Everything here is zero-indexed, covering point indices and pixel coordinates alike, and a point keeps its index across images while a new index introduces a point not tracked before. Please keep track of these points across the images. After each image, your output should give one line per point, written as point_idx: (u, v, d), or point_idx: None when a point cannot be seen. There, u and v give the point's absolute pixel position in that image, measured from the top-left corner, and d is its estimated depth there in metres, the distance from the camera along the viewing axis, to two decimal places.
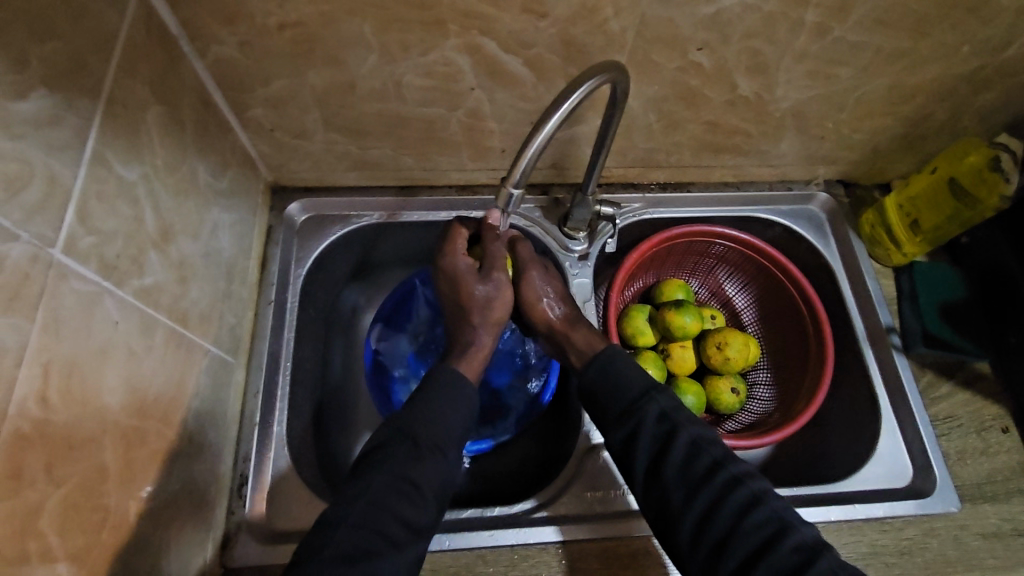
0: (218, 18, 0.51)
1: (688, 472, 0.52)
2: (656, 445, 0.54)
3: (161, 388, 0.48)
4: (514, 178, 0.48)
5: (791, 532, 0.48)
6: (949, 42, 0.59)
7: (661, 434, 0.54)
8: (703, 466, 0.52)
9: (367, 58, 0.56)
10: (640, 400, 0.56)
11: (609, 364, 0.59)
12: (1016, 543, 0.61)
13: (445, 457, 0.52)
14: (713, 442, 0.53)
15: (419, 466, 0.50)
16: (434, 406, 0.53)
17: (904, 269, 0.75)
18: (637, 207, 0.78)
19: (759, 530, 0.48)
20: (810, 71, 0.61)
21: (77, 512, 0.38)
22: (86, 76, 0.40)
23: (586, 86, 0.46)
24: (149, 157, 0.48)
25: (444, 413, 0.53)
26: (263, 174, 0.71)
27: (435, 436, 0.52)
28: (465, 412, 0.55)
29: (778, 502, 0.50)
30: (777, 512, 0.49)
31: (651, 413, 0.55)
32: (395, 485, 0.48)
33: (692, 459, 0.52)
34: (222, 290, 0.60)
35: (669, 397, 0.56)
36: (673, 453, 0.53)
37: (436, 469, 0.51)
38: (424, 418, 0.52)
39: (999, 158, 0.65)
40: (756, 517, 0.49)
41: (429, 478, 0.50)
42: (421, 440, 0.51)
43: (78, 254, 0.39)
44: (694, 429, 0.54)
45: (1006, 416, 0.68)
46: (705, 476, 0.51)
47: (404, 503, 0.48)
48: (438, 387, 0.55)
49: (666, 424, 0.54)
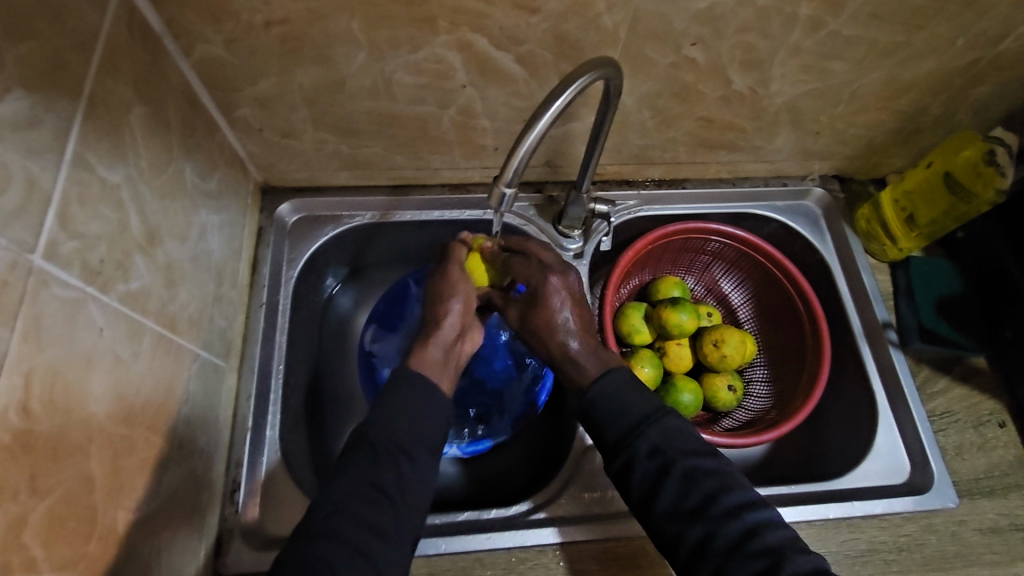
0: (203, 16, 0.50)
1: (681, 506, 0.49)
2: (649, 478, 0.50)
3: (149, 395, 0.47)
4: (506, 177, 0.47)
5: (789, 565, 0.44)
6: (944, 35, 0.58)
7: (654, 469, 0.50)
8: (696, 500, 0.49)
9: (356, 56, 0.55)
10: (630, 434, 0.52)
11: (602, 392, 0.54)
12: (1013, 538, 0.61)
13: (408, 459, 0.48)
14: (707, 472, 0.50)
15: (379, 470, 0.47)
16: (391, 406, 0.50)
17: (900, 264, 0.75)
18: (632, 204, 0.77)
19: (753, 566, 0.45)
20: (804, 65, 0.60)
21: (62, 524, 0.37)
22: (65, 76, 0.39)
23: (578, 83, 0.45)
24: (133, 159, 0.46)
25: (405, 413, 0.50)
26: (252, 174, 0.70)
27: (394, 436, 0.49)
28: (432, 410, 0.51)
29: (775, 534, 0.47)
30: (775, 546, 0.46)
31: (643, 446, 0.51)
32: (360, 491, 0.46)
33: (685, 494, 0.49)
34: (211, 293, 0.59)
35: (660, 428, 0.52)
36: (665, 488, 0.49)
37: (396, 470, 0.48)
38: (381, 419, 0.50)
39: (995, 151, 0.65)
40: (751, 552, 0.46)
41: (390, 480, 0.47)
42: (376, 441, 0.48)
43: (59, 259, 0.38)
44: (688, 460, 0.50)
45: (1003, 411, 0.68)
46: (699, 511, 0.48)
47: (369, 508, 0.46)
48: (395, 387, 0.52)
49: (658, 458, 0.51)
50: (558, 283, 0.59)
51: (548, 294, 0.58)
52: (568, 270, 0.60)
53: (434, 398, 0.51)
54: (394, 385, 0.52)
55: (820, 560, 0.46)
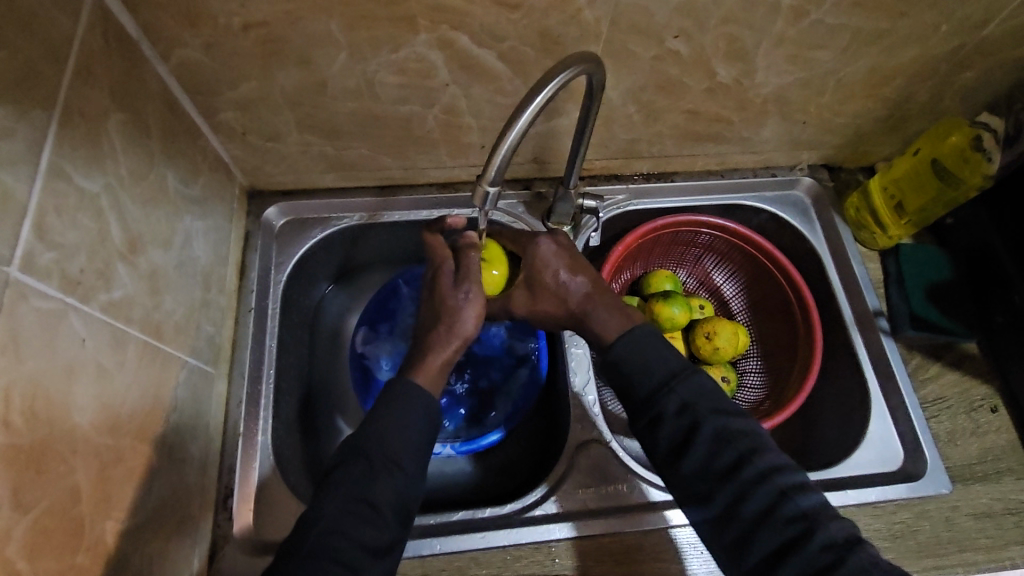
0: (179, 20, 0.50)
1: (711, 466, 0.49)
2: (678, 437, 0.50)
3: (135, 404, 0.47)
4: (489, 176, 0.47)
5: (821, 531, 0.45)
6: (927, 21, 0.58)
7: (684, 429, 0.50)
8: (727, 460, 0.48)
9: (337, 58, 0.55)
10: (661, 391, 0.51)
11: (630, 347, 0.54)
12: (1007, 521, 0.61)
13: (402, 471, 0.48)
14: (738, 432, 0.49)
15: (372, 485, 0.46)
16: (385, 416, 0.49)
17: (890, 252, 0.75)
18: (621, 198, 0.77)
19: (784, 530, 0.45)
20: (789, 55, 0.60)
21: (47, 538, 0.37)
22: (37, 86, 0.38)
23: (559, 79, 0.45)
24: (111, 167, 0.46)
25: (399, 425, 0.49)
26: (238, 179, 0.70)
27: (388, 449, 0.48)
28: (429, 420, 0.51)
29: (808, 498, 0.47)
30: (806, 507, 0.46)
31: (672, 405, 0.51)
32: (350, 506, 0.45)
33: (717, 452, 0.49)
34: (198, 299, 0.59)
35: (690, 386, 0.51)
36: (696, 448, 0.49)
37: (391, 485, 0.47)
38: (372, 427, 0.49)
39: (981, 137, 0.65)
40: (783, 515, 0.46)
41: (384, 497, 0.46)
42: (372, 456, 0.47)
43: (37, 271, 0.37)
44: (719, 420, 0.50)
45: (995, 396, 0.68)
46: (730, 471, 0.48)
47: (360, 524, 0.45)
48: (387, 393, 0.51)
49: (688, 416, 0.50)
50: (547, 241, 0.60)
51: (540, 255, 0.59)
52: (556, 233, 0.61)
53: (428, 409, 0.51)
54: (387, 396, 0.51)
55: (851, 527, 0.46)
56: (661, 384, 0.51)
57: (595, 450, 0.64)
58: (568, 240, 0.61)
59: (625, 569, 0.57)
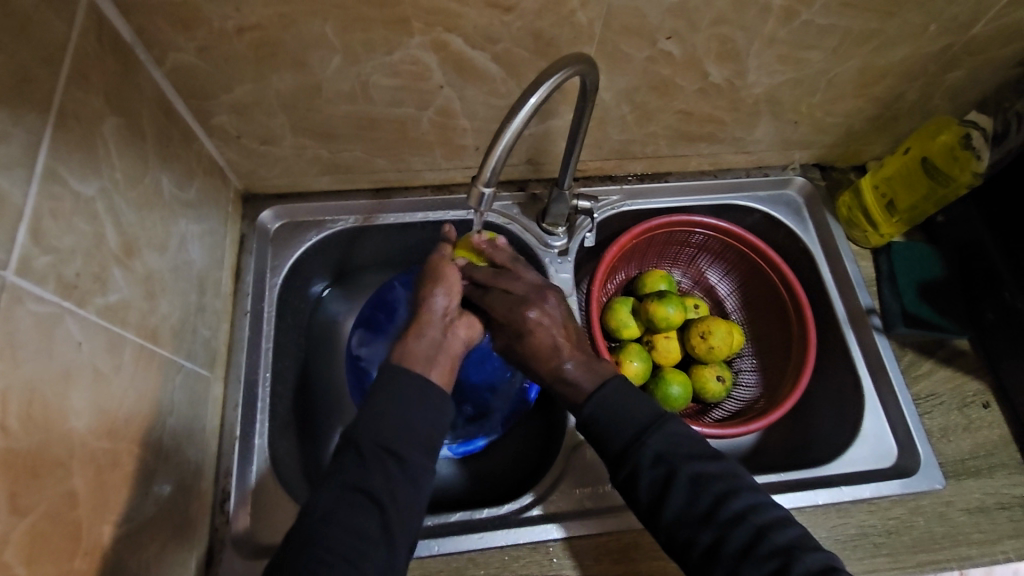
0: (174, 24, 0.50)
1: (689, 513, 0.49)
2: (656, 487, 0.50)
3: (132, 408, 0.47)
4: (484, 177, 0.47)
5: (801, 568, 0.45)
6: (916, 21, 0.59)
7: (660, 478, 0.50)
8: (705, 504, 0.48)
9: (331, 60, 0.55)
10: (635, 443, 0.51)
11: (605, 401, 0.54)
12: (999, 516, 0.62)
13: (398, 461, 0.47)
14: (713, 476, 0.49)
15: (367, 473, 0.46)
16: (381, 409, 0.49)
17: (882, 250, 0.75)
18: (615, 199, 0.77)
19: (766, 567, 0.45)
20: (780, 56, 0.61)
21: (44, 542, 0.37)
22: (32, 89, 0.38)
23: (554, 79, 0.45)
24: (106, 170, 0.46)
25: (396, 413, 0.49)
26: (233, 182, 0.70)
27: (381, 438, 0.47)
28: (428, 403, 0.50)
29: (786, 534, 0.47)
30: (785, 544, 0.46)
31: (647, 456, 0.50)
32: (347, 497, 0.45)
33: (695, 498, 0.49)
34: (194, 303, 0.59)
35: (662, 436, 0.51)
36: (673, 496, 0.49)
37: (386, 475, 0.46)
38: (365, 416, 0.48)
39: (970, 135, 0.66)
40: (763, 553, 0.46)
41: (381, 487, 0.46)
42: (363, 447, 0.47)
43: (33, 274, 0.37)
44: (693, 465, 0.50)
45: (987, 391, 0.68)
46: (707, 516, 0.48)
47: (355, 513, 0.45)
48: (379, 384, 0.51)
49: (664, 465, 0.50)
50: (534, 312, 0.58)
51: (527, 328, 0.58)
52: (545, 296, 0.59)
53: (427, 390, 0.50)
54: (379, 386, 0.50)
55: (828, 556, 0.46)
56: (642, 429, 0.52)
57: (591, 450, 0.64)
58: (558, 306, 0.60)
59: (622, 568, 0.58)
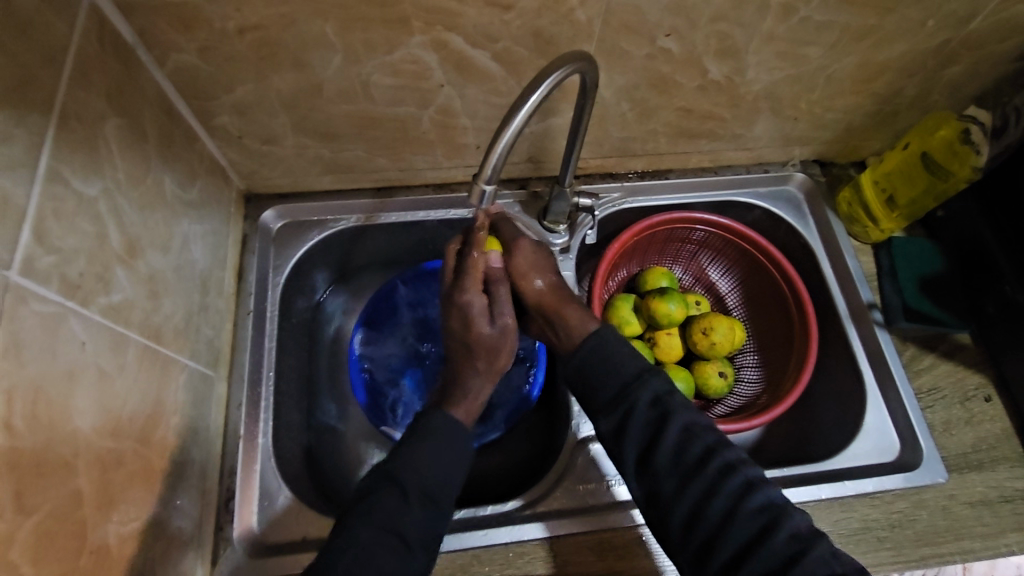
0: (175, 25, 0.50)
1: (680, 463, 0.51)
2: (649, 432, 0.52)
3: (136, 409, 0.47)
4: (485, 174, 0.47)
5: (788, 523, 0.47)
6: (914, 16, 0.59)
7: (654, 420, 0.52)
8: (698, 453, 0.51)
9: (332, 60, 0.55)
10: (632, 384, 0.54)
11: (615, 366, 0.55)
12: (1002, 509, 0.62)
13: (433, 503, 0.50)
14: (706, 428, 0.52)
15: (406, 517, 0.48)
16: (420, 452, 0.52)
17: (883, 244, 0.75)
18: (616, 196, 0.78)
19: (753, 520, 0.48)
20: (779, 52, 0.61)
21: (49, 542, 0.37)
22: (34, 90, 0.39)
23: (554, 76, 0.45)
24: (109, 172, 0.46)
25: (434, 457, 0.52)
26: (235, 182, 0.70)
27: (424, 484, 0.50)
28: (461, 456, 0.53)
29: (771, 491, 0.50)
30: (772, 501, 0.49)
31: (644, 397, 0.53)
32: (383, 539, 0.47)
33: (687, 447, 0.51)
34: (197, 303, 0.59)
35: (659, 381, 0.55)
36: (667, 441, 0.51)
37: (423, 519, 0.49)
38: (409, 462, 0.51)
39: (969, 130, 0.66)
40: (751, 507, 0.48)
41: (417, 531, 0.49)
42: (406, 489, 0.50)
43: (37, 274, 0.37)
44: (688, 414, 0.53)
45: (989, 385, 0.69)
46: (699, 465, 0.50)
47: (391, 558, 0.47)
48: (428, 424, 0.54)
49: (659, 409, 0.53)
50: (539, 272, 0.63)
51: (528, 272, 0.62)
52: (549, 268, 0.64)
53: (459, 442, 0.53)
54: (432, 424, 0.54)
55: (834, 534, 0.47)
56: (622, 390, 0.54)
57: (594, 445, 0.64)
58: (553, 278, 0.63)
59: (624, 564, 0.58)
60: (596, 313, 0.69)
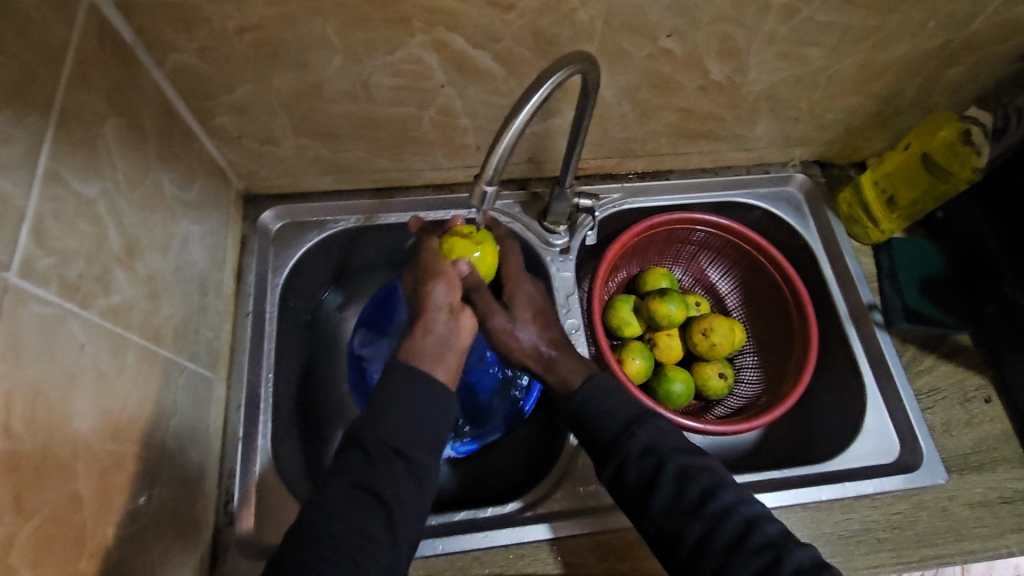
0: (175, 24, 0.50)
1: (678, 507, 0.51)
2: (644, 480, 0.52)
3: (135, 410, 0.46)
4: (487, 175, 0.47)
5: (789, 560, 0.47)
6: (915, 17, 0.59)
7: (649, 469, 0.52)
8: (694, 496, 0.51)
9: (332, 60, 0.55)
10: (623, 435, 0.54)
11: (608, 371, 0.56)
12: (1002, 510, 0.62)
13: (405, 462, 0.48)
14: (701, 469, 0.52)
15: (376, 474, 0.47)
16: (384, 408, 0.49)
17: (882, 246, 0.75)
18: (616, 197, 0.77)
19: (756, 560, 0.48)
20: (780, 53, 0.61)
21: (48, 545, 0.36)
22: (34, 91, 0.38)
23: (556, 77, 0.45)
24: (108, 171, 0.46)
25: (404, 411, 0.49)
26: (234, 182, 0.70)
27: (391, 440, 0.48)
28: (435, 408, 0.50)
29: (773, 526, 0.50)
30: (773, 538, 0.49)
31: (636, 447, 0.53)
32: (352, 495, 0.46)
33: (682, 492, 0.51)
34: (196, 304, 0.59)
35: (650, 428, 0.55)
36: (662, 487, 0.51)
37: (393, 479, 0.47)
38: (373, 419, 0.48)
39: (970, 131, 0.67)
40: (752, 548, 0.48)
41: (388, 490, 0.47)
42: (370, 446, 0.48)
43: (37, 276, 0.37)
44: (680, 458, 0.53)
45: (988, 386, 0.69)
46: (696, 508, 0.50)
47: (360, 511, 0.46)
48: (388, 382, 0.50)
49: (652, 457, 0.53)
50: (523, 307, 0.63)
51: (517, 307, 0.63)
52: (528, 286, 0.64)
53: (432, 390, 0.50)
54: (393, 380, 0.50)
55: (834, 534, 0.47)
56: None
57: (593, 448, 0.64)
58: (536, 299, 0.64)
59: (625, 565, 0.58)
60: (596, 313, 0.68)
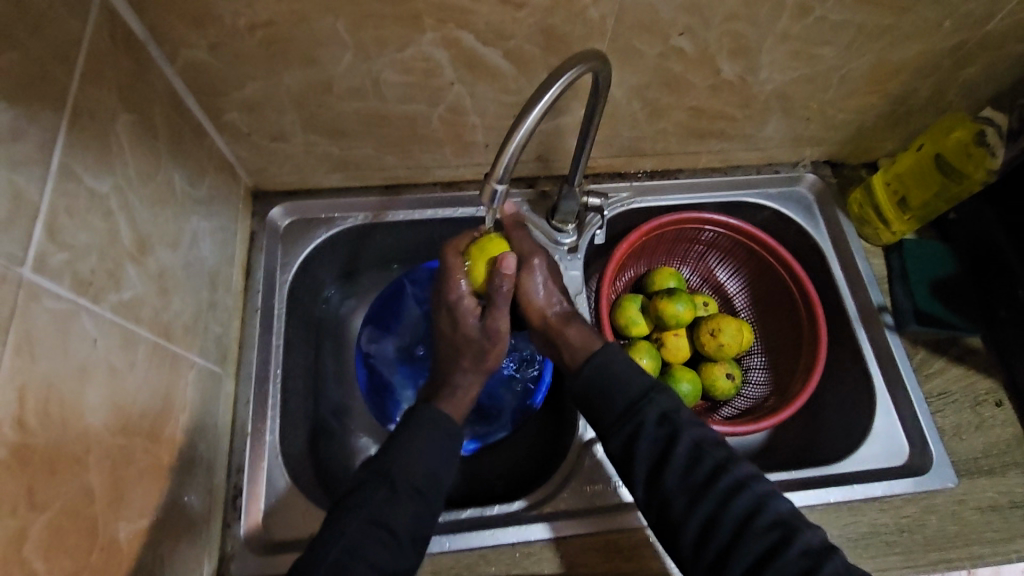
0: (186, 21, 0.50)
1: (688, 481, 0.51)
2: (656, 450, 0.52)
3: (145, 406, 0.47)
4: (498, 174, 0.47)
5: (798, 541, 0.47)
6: (931, 16, 0.58)
7: (662, 439, 0.53)
8: (706, 471, 0.51)
9: (342, 57, 0.55)
10: (639, 404, 0.54)
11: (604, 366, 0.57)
12: (1013, 515, 0.61)
13: (422, 498, 0.50)
14: (715, 444, 0.52)
15: (394, 510, 0.49)
16: (405, 446, 0.52)
17: (893, 248, 0.75)
18: (625, 196, 0.77)
19: (765, 538, 0.47)
20: (793, 51, 0.60)
21: (61, 539, 0.37)
22: (47, 86, 0.38)
23: (568, 76, 0.45)
24: (120, 168, 0.46)
25: (421, 449, 0.52)
26: (243, 179, 0.70)
27: (411, 475, 0.50)
28: (447, 450, 0.53)
29: (785, 506, 0.49)
30: (783, 517, 0.48)
31: (653, 415, 0.54)
32: (370, 531, 0.47)
33: (694, 465, 0.51)
34: (206, 300, 0.59)
35: (668, 397, 0.55)
36: (674, 459, 0.51)
37: (410, 511, 0.49)
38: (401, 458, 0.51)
39: (985, 132, 0.66)
40: (762, 525, 0.48)
41: (404, 525, 0.49)
42: (393, 477, 0.50)
43: (49, 272, 0.37)
44: (695, 431, 0.53)
45: (1000, 390, 0.68)
46: (708, 483, 0.50)
47: (381, 550, 0.47)
48: (409, 424, 0.54)
49: (667, 428, 0.53)
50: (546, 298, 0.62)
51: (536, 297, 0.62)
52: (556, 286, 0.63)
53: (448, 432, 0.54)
54: (415, 420, 0.54)
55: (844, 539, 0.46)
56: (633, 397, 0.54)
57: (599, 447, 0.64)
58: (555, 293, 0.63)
59: (631, 566, 0.58)
60: (604, 312, 0.68)
